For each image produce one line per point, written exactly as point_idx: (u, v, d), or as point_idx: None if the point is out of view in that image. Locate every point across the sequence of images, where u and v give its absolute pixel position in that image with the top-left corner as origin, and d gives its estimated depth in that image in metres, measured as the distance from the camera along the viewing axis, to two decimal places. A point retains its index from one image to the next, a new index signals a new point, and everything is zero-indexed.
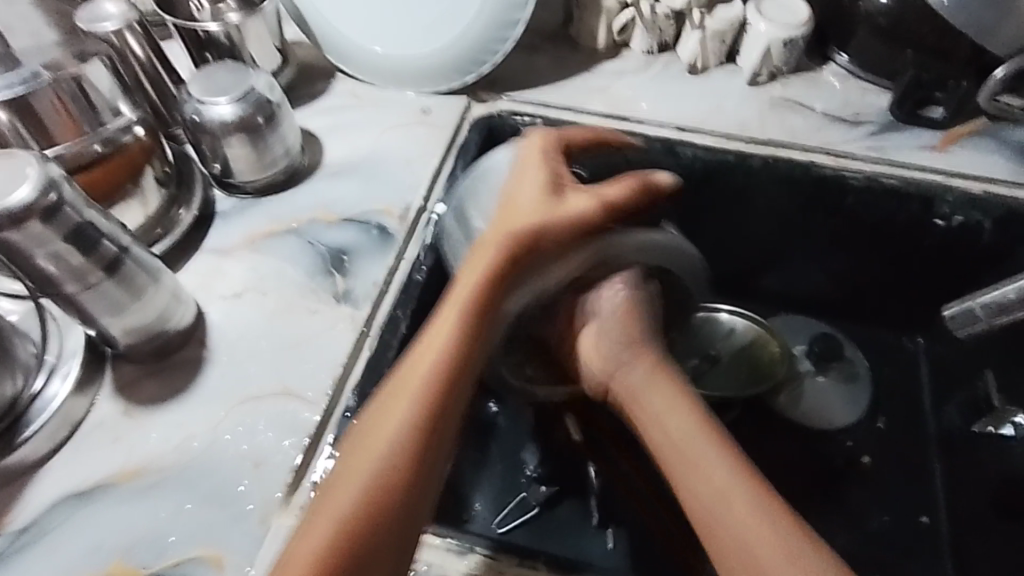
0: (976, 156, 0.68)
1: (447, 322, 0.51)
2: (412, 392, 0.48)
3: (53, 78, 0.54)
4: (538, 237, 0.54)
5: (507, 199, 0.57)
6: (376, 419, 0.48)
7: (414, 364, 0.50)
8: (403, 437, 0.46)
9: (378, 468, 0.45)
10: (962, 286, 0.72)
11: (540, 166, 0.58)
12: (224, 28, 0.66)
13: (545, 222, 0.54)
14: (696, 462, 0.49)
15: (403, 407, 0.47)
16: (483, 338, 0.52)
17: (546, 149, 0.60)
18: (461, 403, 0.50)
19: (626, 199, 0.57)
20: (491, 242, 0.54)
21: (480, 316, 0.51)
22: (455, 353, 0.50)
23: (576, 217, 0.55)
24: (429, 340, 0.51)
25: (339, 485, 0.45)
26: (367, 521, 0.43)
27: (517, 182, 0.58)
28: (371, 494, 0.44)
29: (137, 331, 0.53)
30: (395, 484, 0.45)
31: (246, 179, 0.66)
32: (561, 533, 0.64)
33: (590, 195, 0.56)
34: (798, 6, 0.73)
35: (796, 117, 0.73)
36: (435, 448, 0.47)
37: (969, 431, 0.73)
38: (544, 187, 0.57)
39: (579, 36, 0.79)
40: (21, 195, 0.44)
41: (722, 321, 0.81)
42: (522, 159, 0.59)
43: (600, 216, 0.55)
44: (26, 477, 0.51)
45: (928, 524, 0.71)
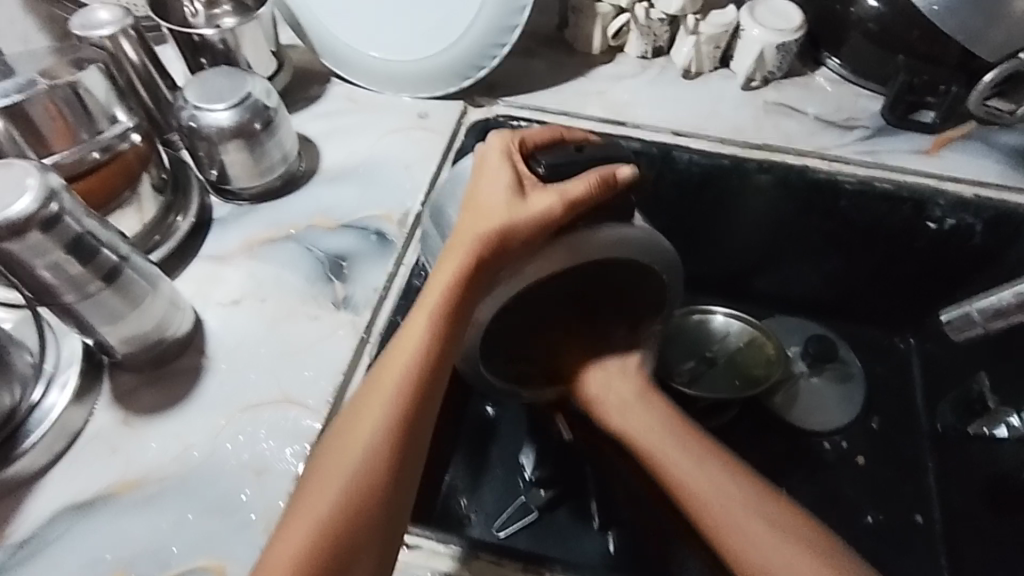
0: (966, 160, 0.69)
1: (413, 328, 0.49)
2: (382, 399, 0.47)
3: (49, 86, 0.54)
4: (500, 244, 0.50)
5: (468, 199, 0.52)
6: (349, 427, 0.47)
7: (383, 371, 0.49)
8: (376, 445, 0.46)
9: (352, 476, 0.45)
10: (953, 288, 0.73)
11: (502, 161, 0.53)
12: (219, 34, 0.66)
13: (506, 228, 0.50)
14: (675, 457, 0.57)
15: (372, 417, 0.47)
16: (450, 344, 0.50)
17: (507, 142, 0.54)
18: (432, 410, 0.49)
19: (591, 194, 0.50)
20: (453, 249, 0.50)
21: (445, 322, 0.49)
22: (422, 361, 0.48)
23: (538, 219, 0.50)
24: (396, 348, 0.49)
25: (314, 492, 0.45)
26: (345, 530, 0.43)
27: (477, 183, 0.52)
28: (346, 502, 0.44)
29: (136, 340, 0.53)
30: (370, 493, 0.45)
31: (242, 185, 0.66)
32: (561, 535, 0.64)
33: (555, 192, 0.50)
34: (791, 11, 0.74)
35: (789, 121, 0.74)
36: (408, 455, 0.47)
37: (964, 431, 0.72)
38: (504, 187, 0.51)
39: (574, 40, 0.80)
40: (21, 206, 0.43)
41: (716, 322, 0.82)
42: (478, 155, 0.54)
43: (563, 215, 0.50)
44: (24, 489, 0.51)
45: (922, 522, 0.72)
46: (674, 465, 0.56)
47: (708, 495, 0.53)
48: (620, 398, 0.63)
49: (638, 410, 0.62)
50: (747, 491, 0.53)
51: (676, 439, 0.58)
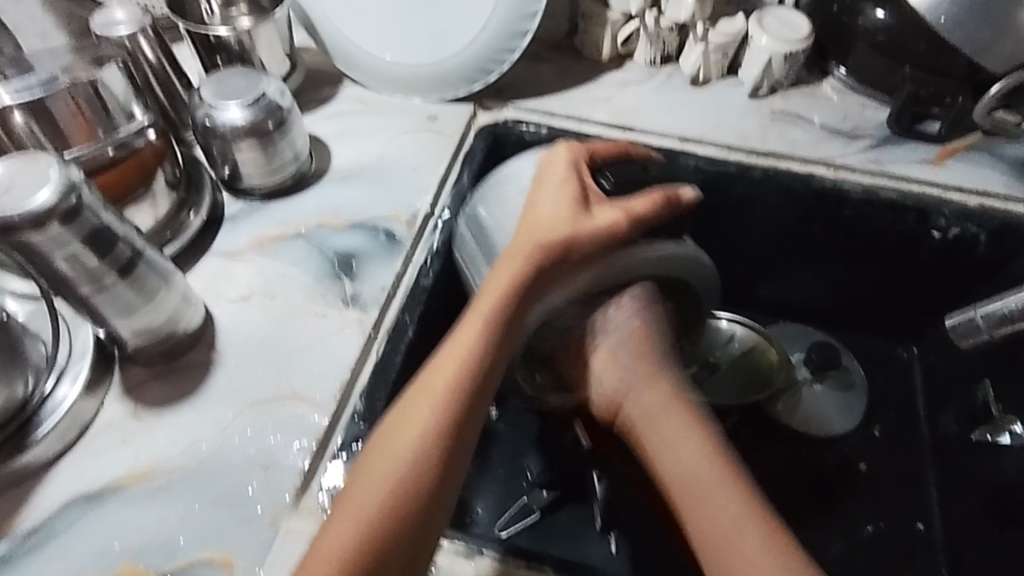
0: (970, 171, 0.70)
1: (471, 325, 0.51)
2: (436, 392, 0.48)
3: (70, 83, 0.55)
4: (566, 248, 0.54)
5: (532, 207, 0.57)
6: (400, 420, 0.47)
7: (437, 366, 0.49)
8: (426, 439, 0.46)
9: (404, 466, 0.45)
10: (956, 298, 0.74)
11: (569, 176, 0.58)
12: (235, 34, 0.67)
13: (574, 233, 0.54)
14: (708, 503, 0.48)
15: (424, 413, 0.47)
16: (505, 347, 0.51)
17: (574, 156, 0.59)
18: (481, 412, 0.49)
19: (655, 212, 0.56)
20: (516, 250, 0.54)
21: (504, 323, 0.51)
22: (481, 357, 0.50)
23: (602, 229, 0.54)
24: (452, 344, 0.50)
25: (364, 480, 0.45)
26: (394, 522, 0.43)
27: (543, 193, 0.57)
28: (397, 490, 0.44)
29: (148, 333, 0.54)
30: (419, 486, 0.45)
31: (254, 183, 0.67)
32: (564, 536, 0.65)
33: (620, 208, 0.56)
34: (800, 20, 0.74)
35: (795, 129, 0.74)
36: (455, 452, 0.47)
37: (967, 439, 0.72)
38: (572, 199, 0.56)
39: (583, 46, 0.80)
40: (43, 198, 0.44)
41: (720, 327, 0.81)
42: (547, 166, 0.59)
43: (628, 229, 0.55)
44: (36, 477, 0.51)
45: (923, 529, 0.73)
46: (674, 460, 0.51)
47: (712, 511, 0.47)
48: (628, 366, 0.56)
49: (659, 421, 0.53)
50: (752, 531, 0.46)
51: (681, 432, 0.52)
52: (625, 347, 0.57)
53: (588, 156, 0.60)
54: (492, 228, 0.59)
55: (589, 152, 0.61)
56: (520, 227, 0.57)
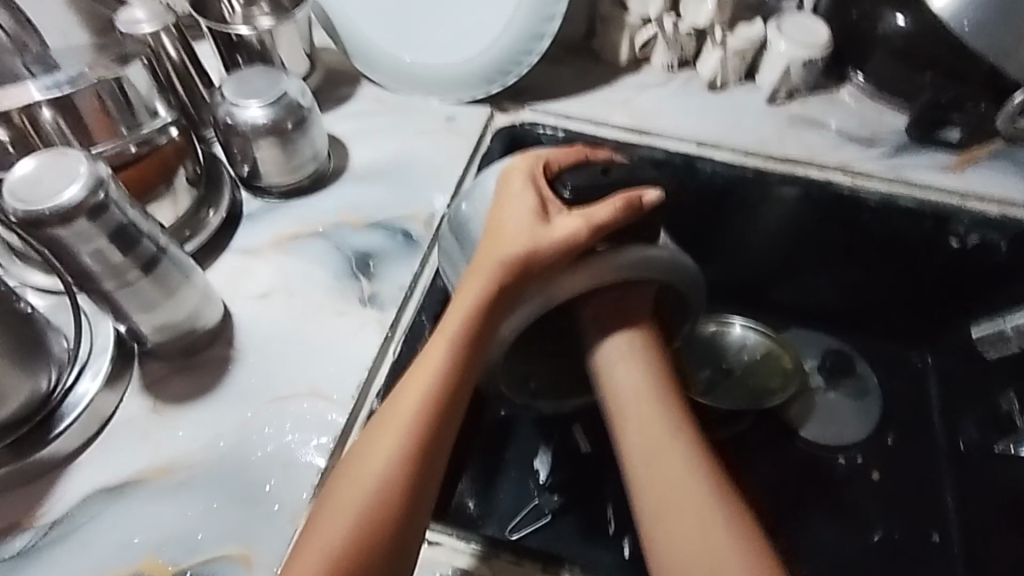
0: (990, 178, 0.70)
1: (432, 353, 0.50)
2: (397, 424, 0.48)
3: (96, 80, 0.55)
4: (524, 269, 0.52)
5: (491, 224, 0.55)
6: (364, 454, 0.47)
7: (400, 397, 0.49)
8: (389, 473, 0.46)
9: (366, 503, 0.45)
10: (975, 305, 0.73)
11: (527, 187, 0.55)
12: (257, 34, 0.67)
13: (530, 252, 0.52)
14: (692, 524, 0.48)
15: (382, 448, 0.47)
16: (467, 372, 0.51)
17: (531, 166, 0.56)
18: (448, 437, 0.49)
19: (613, 220, 0.53)
20: (476, 272, 0.52)
21: (464, 348, 0.51)
22: (442, 386, 0.49)
23: (563, 244, 0.52)
24: (413, 375, 0.50)
25: (327, 515, 0.45)
26: (355, 558, 0.44)
27: (502, 209, 0.55)
28: (358, 529, 0.44)
29: (167, 329, 0.54)
30: (381, 522, 0.45)
31: (273, 181, 0.67)
32: (573, 540, 0.63)
33: (580, 216, 0.53)
34: (818, 25, 0.74)
35: (813, 135, 0.74)
36: (422, 482, 0.47)
37: (989, 449, 0.71)
38: (530, 214, 0.54)
39: (601, 50, 0.81)
40: (71, 194, 0.44)
41: (733, 334, 0.82)
42: (505, 179, 0.56)
43: (590, 239, 0.53)
44: (57, 471, 0.52)
45: (938, 541, 0.72)
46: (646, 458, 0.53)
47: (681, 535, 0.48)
48: (626, 361, 0.58)
49: (647, 405, 0.55)
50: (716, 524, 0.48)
51: (666, 420, 0.54)
52: (614, 352, 0.58)
53: (546, 165, 0.57)
54: (465, 241, 0.57)
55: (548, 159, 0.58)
56: (480, 246, 0.54)
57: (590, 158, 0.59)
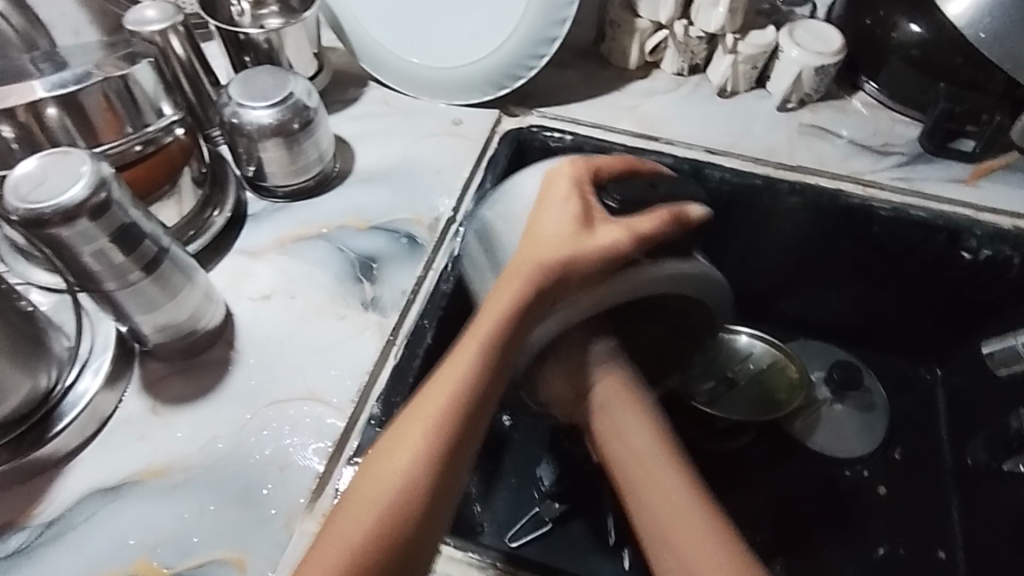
0: (1004, 192, 0.69)
1: (465, 352, 0.48)
2: (425, 424, 0.46)
3: (103, 78, 0.55)
4: (567, 270, 0.52)
5: (529, 227, 0.55)
6: (388, 451, 0.45)
7: (429, 394, 0.47)
8: (415, 472, 0.44)
9: (390, 504, 0.43)
10: (986, 321, 0.72)
11: (571, 195, 0.56)
12: (265, 34, 0.67)
13: (576, 254, 0.52)
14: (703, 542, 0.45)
15: (411, 447, 0.45)
16: (501, 374, 0.49)
17: (578, 174, 0.57)
18: (476, 442, 0.47)
19: (660, 232, 0.55)
20: (516, 272, 0.52)
21: (501, 348, 0.49)
22: (475, 385, 0.47)
23: (608, 249, 0.53)
24: (445, 371, 0.48)
25: (346, 516, 0.43)
26: (378, 560, 0.41)
27: (545, 210, 0.55)
28: (381, 529, 0.42)
29: (169, 329, 0.54)
30: (406, 523, 0.42)
31: (277, 182, 0.67)
32: (570, 551, 0.65)
33: (624, 228, 0.54)
34: (831, 33, 0.73)
35: (824, 143, 0.73)
36: (446, 487, 0.45)
37: (998, 469, 0.68)
38: (573, 220, 0.55)
39: (610, 54, 0.80)
40: (73, 193, 0.44)
41: (741, 343, 0.82)
42: (550, 183, 0.57)
43: (634, 248, 0.54)
44: (56, 469, 0.52)
45: (944, 558, 0.71)
46: (653, 498, 0.48)
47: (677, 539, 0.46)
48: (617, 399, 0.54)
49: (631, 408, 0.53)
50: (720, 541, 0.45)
51: (632, 415, 0.53)
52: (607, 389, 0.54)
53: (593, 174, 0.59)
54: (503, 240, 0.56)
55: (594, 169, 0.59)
56: (521, 245, 0.54)
57: (635, 171, 0.61)
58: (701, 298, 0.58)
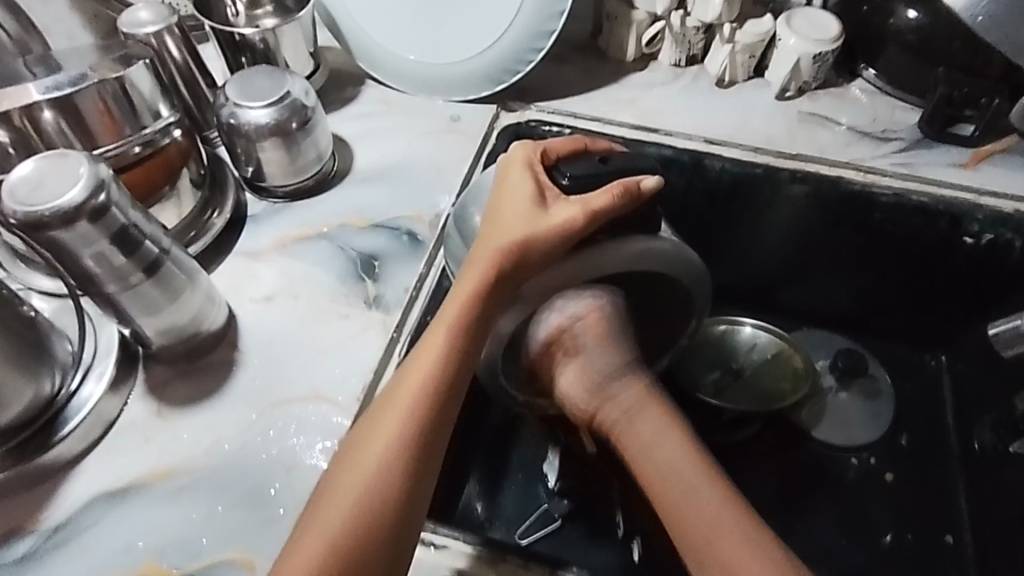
0: (1006, 175, 0.69)
1: (431, 341, 0.49)
2: (395, 412, 0.47)
3: (98, 81, 0.55)
4: (521, 256, 0.51)
5: (491, 214, 0.54)
6: (362, 443, 0.46)
7: (400, 384, 0.48)
8: (388, 457, 0.45)
9: (366, 492, 0.44)
10: (990, 305, 0.72)
11: (525, 174, 0.54)
12: (261, 34, 0.67)
13: (526, 239, 0.51)
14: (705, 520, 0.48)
15: (384, 435, 0.46)
16: (470, 358, 0.49)
17: (529, 155, 0.55)
18: (448, 424, 0.48)
19: (614, 204, 0.51)
20: (475, 259, 0.51)
21: (466, 333, 0.49)
22: (443, 371, 0.48)
23: (561, 230, 0.51)
24: (415, 359, 0.49)
25: (325, 505, 0.44)
26: (358, 542, 0.43)
27: (501, 196, 0.54)
28: (358, 515, 0.43)
29: (172, 331, 0.54)
30: (383, 506, 0.44)
31: (276, 183, 0.66)
32: (579, 547, 0.64)
33: (578, 203, 0.52)
34: (828, 20, 0.73)
35: (824, 132, 0.73)
36: (422, 468, 0.46)
37: (1004, 451, 0.69)
38: (529, 202, 0.53)
39: (607, 47, 0.80)
40: (72, 195, 0.44)
41: (744, 334, 0.81)
42: (504, 167, 0.55)
43: (588, 227, 0.51)
44: (62, 474, 0.52)
45: (952, 544, 0.71)
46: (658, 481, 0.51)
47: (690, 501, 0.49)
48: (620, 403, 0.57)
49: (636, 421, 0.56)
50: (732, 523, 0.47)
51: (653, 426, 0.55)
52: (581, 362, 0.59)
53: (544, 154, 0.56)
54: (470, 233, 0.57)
55: (545, 149, 0.57)
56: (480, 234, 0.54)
57: (588, 147, 0.57)
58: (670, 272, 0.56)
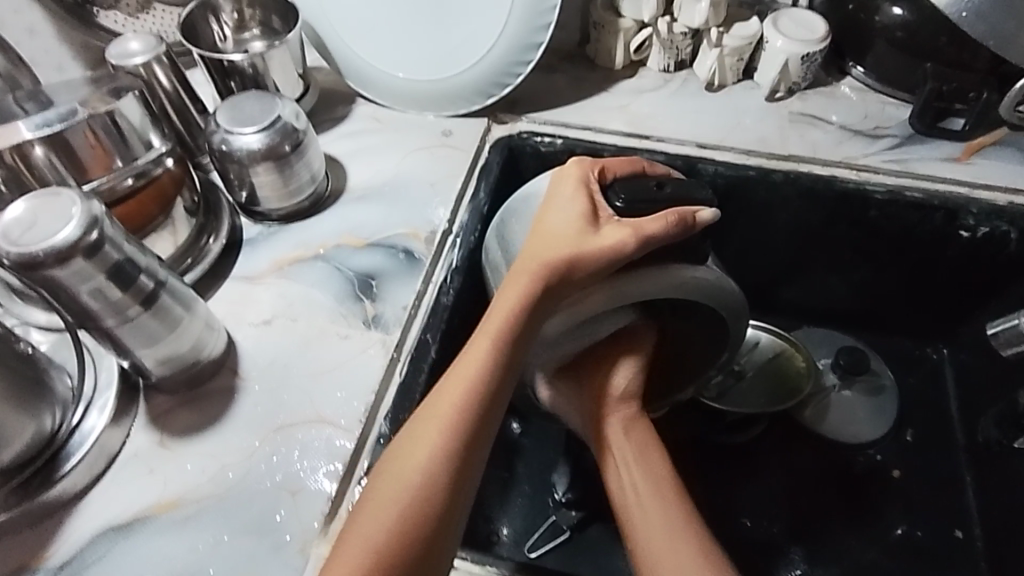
0: (998, 167, 0.68)
1: (476, 352, 0.49)
2: (439, 423, 0.46)
3: (88, 115, 0.55)
4: (569, 272, 0.51)
5: (540, 227, 0.54)
6: (403, 453, 0.46)
7: (440, 398, 0.48)
8: (430, 471, 0.45)
9: (406, 503, 0.44)
10: (989, 296, 0.72)
11: (578, 194, 0.55)
12: (249, 58, 0.67)
13: (577, 257, 0.51)
14: (654, 525, 0.50)
15: (425, 446, 0.46)
16: (512, 374, 0.49)
17: (585, 175, 0.56)
18: (487, 442, 0.48)
19: (667, 233, 0.52)
20: (521, 273, 0.52)
21: (509, 347, 0.49)
22: (485, 383, 0.48)
23: (612, 250, 0.51)
24: (460, 368, 0.49)
25: (367, 513, 0.44)
26: (397, 555, 0.42)
27: (551, 212, 0.55)
28: (397, 527, 0.43)
29: (171, 361, 0.54)
30: (422, 520, 0.43)
31: (272, 207, 0.66)
32: (590, 557, 0.65)
33: (630, 227, 0.52)
34: (814, 20, 0.73)
35: (815, 131, 0.73)
36: (462, 484, 0.46)
37: (1010, 445, 0.68)
38: (580, 219, 0.53)
39: (596, 54, 0.80)
40: (66, 234, 0.44)
41: (746, 335, 0.81)
42: (558, 185, 0.56)
43: (638, 250, 0.52)
44: (65, 510, 0.51)
45: (961, 537, 0.71)
46: (630, 489, 0.53)
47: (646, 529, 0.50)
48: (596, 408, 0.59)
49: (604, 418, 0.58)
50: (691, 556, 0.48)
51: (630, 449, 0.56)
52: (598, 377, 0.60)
53: (601, 175, 0.57)
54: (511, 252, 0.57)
55: (602, 169, 0.58)
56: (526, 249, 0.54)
57: (645, 170, 0.59)
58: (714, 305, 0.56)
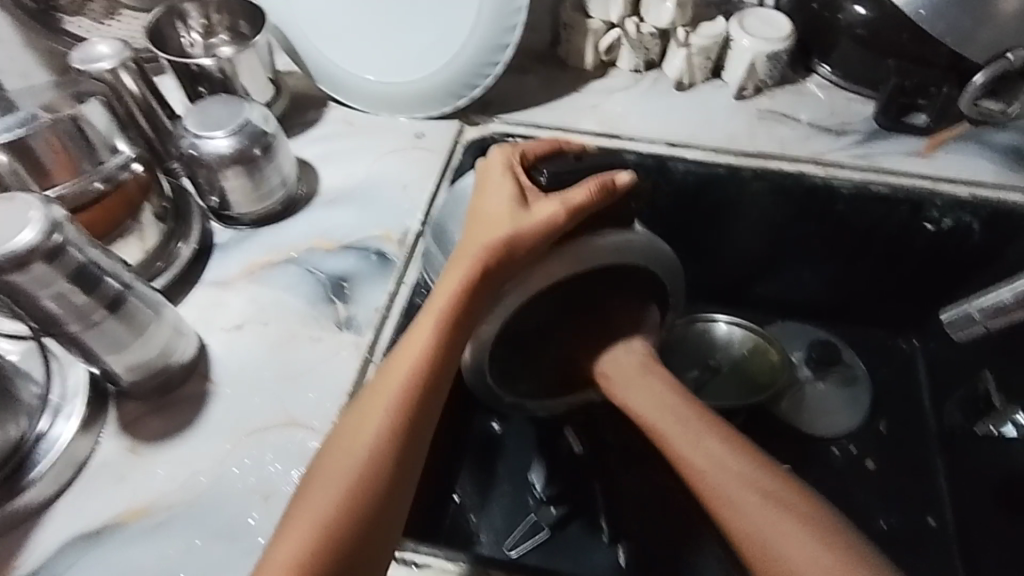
0: (961, 161, 0.69)
1: (416, 333, 0.50)
2: (381, 401, 0.48)
3: (51, 120, 0.55)
4: (505, 251, 0.52)
5: (473, 211, 0.55)
6: (347, 433, 0.47)
7: (384, 379, 0.49)
8: (375, 447, 0.46)
9: (352, 479, 0.45)
10: (955, 286, 0.73)
11: (505, 174, 0.55)
12: (217, 63, 0.67)
13: (510, 235, 0.52)
14: (750, 506, 0.48)
15: (370, 424, 0.47)
16: (453, 351, 0.50)
17: (508, 156, 0.57)
18: (431, 418, 0.49)
19: (591, 202, 0.53)
20: (460, 255, 0.52)
21: (451, 324, 0.50)
22: (426, 362, 0.49)
23: (542, 226, 0.52)
24: (403, 347, 0.50)
25: (315, 493, 0.45)
26: (346, 527, 0.43)
27: (483, 195, 0.55)
28: (345, 502, 0.44)
29: (141, 367, 0.53)
30: (370, 492, 0.45)
31: (243, 210, 0.66)
32: (571, 553, 0.64)
33: (557, 200, 0.53)
34: (779, 20, 0.74)
35: (783, 128, 0.74)
36: (406, 456, 0.47)
37: (972, 431, 0.71)
38: (511, 198, 0.54)
39: (566, 56, 0.80)
40: (25, 238, 0.44)
41: (719, 331, 0.82)
42: (485, 167, 0.57)
43: (568, 223, 0.52)
44: (31, 521, 0.51)
45: (935, 524, 0.72)
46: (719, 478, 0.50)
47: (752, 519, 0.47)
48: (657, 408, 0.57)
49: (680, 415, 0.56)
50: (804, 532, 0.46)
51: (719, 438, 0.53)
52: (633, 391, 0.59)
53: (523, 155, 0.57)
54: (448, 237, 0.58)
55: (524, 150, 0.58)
56: (463, 233, 0.55)
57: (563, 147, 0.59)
58: (647, 266, 0.58)
